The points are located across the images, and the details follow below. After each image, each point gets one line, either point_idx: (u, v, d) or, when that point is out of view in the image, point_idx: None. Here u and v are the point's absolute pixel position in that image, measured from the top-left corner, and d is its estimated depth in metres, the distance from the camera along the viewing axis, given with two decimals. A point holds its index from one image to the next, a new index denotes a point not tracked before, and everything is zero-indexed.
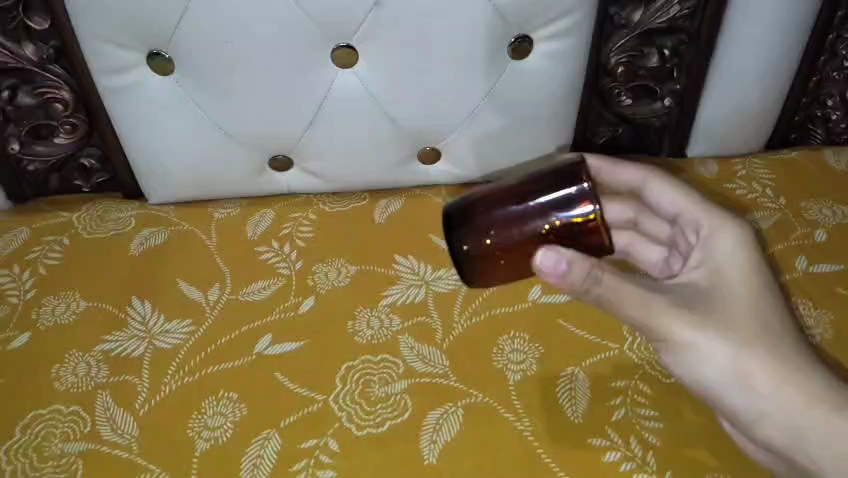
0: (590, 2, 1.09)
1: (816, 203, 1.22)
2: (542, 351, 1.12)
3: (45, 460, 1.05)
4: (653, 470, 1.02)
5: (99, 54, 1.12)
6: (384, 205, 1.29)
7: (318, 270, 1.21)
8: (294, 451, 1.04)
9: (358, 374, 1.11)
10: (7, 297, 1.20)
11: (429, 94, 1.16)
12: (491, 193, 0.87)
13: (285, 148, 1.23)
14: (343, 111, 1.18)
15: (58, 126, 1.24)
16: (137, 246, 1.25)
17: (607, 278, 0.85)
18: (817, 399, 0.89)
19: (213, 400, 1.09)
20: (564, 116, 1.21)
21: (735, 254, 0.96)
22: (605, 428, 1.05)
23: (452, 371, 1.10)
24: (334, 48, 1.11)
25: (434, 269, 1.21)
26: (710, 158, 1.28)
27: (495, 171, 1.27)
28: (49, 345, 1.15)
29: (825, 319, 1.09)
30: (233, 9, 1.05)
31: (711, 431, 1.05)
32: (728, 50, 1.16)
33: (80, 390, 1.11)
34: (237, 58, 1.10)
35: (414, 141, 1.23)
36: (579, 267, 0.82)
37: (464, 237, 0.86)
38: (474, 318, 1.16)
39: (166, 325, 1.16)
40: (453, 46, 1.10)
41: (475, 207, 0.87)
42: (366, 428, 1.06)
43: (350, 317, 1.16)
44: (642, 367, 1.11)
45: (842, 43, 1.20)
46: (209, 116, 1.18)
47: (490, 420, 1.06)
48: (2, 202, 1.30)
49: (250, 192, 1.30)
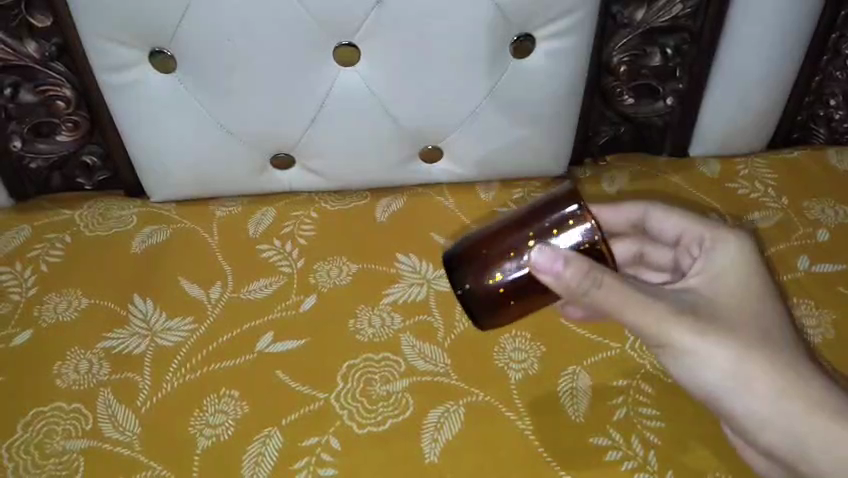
0: (592, 2, 1.09)
1: (818, 203, 1.21)
2: (543, 351, 1.12)
3: (47, 457, 1.05)
4: (654, 469, 1.02)
5: (100, 52, 1.12)
6: (385, 204, 1.28)
7: (319, 268, 1.21)
8: (294, 449, 1.04)
9: (359, 373, 1.11)
10: (9, 295, 1.20)
11: (430, 93, 1.16)
12: (488, 234, 0.87)
13: (286, 146, 1.23)
14: (344, 110, 1.18)
15: (59, 124, 1.24)
16: (139, 244, 1.25)
17: (607, 284, 0.83)
18: (818, 398, 0.89)
19: (214, 398, 1.09)
20: (566, 116, 1.21)
21: (736, 260, 0.95)
22: (605, 427, 1.05)
23: (453, 370, 1.10)
24: (335, 47, 1.11)
25: (435, 268, 1.21)
26: (712, 158, 1.28)
27: (496, 171, 1.27)
28: (50, 342, 1.15)
29: (826, 319, 1.10)
30: (235, 8, 1.05)
31: (712, 430, 1.05)
32: (730, 51, 1.15)
33: (81, 387, 1.11)
34: (239, 56, 1.10)
35: (415, 140, 1.23)
36: (575, 266, 0.81)
37: (469, 279, 0.86)
38: None
39: (167, 323, 1.16)
40: (454, 45, 1.10)
41: (477, 249, 0.86)
42: (367, 427, 1.06)
43: (351, 316, 1.16)
44: (643, 366, 1.11)
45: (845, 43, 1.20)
46: (211, 114, 1.18)
47: (491, 419, 1.06)
48: (3, 197, 1.28)
49: (251, 190, 1.30)
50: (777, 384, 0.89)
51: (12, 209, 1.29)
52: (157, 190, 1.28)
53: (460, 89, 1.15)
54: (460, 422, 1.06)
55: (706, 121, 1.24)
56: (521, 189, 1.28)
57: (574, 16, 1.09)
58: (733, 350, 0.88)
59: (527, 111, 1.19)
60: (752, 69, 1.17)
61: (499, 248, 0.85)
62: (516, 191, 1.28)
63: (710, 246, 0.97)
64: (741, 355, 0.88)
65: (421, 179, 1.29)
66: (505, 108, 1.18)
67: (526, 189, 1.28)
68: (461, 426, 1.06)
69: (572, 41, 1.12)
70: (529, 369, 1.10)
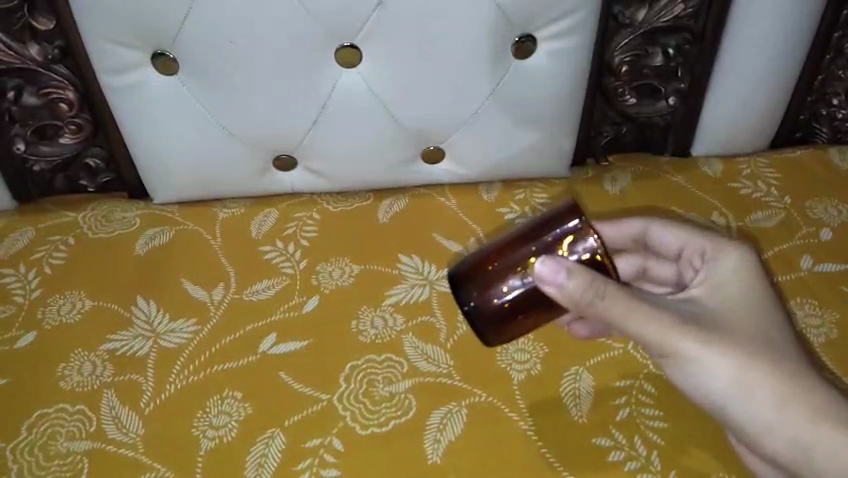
0: (593, 2, 1.09)
1: (820, 202, 1.21)
2: (545, 351, 1.12)
3: (51, 458, 1.06)
4: (657, 470, 1.02)
5: (102, 54, 1.12)
6: (388, 205, 1.28)
7: (321, 269, 1.21)
8: (297, 450, 1.05)
9: (361, 374, 1.11)
10: (13, 296, 1.20)
11: (432, 94, 1.16)
12: (492, 251, 0.87)
13: (288, 148, 1.23)
14: (346, 111, 1.18)
15: (62, 126, 1.24)
16: (142, 246, 1.25)
17: (610, 293, 0.82)
18: (822, 398, 0.89)
19: (217, 399, 1.09)
20: (567, 116, 1.21)
21: (739, 269, 0.95)
22: (607, 427, 1.05)
23: (456, 371, 1.10)
24: (336, 47, 1.11)
25: (438, 269, 1.21)
26: (714, 158, 1.28)
27: (497, 171, 1.27)
28: (54, 344, 1.15)
29: (829, 319, 1.09)
30: (236, 10, 1.06)
31: (715, 430, 1.05)
32: (732, 51, 1.15)
33: (85, 389, 1.11)
34: (239, 57, 1.11)
35: (417, 141, 1.23)
36: (579, 276, 0.80)
37: (474, 294, 0.86)
38: None
39: (170, 324, 1.17)
40: (456, 46, 1.10)
41: (481, 266, 0.87)
42: (370, 428, 1.06)
43: (353, 317, 1.16)
44: (645, 367, 1.11)
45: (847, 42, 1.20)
46: (213, 116, 1.18)
47: (493, 420, 1.06)
48: (7, 201, 1.29)
49: (253, 192, 1.30)
50: (780, 384, 0.89)
51: (14, 211, 1.29)
52: (159, 191, 1.28)
53: (462, 90, 1.15)
54: (462, 422, 1.06)
55: (709, 121, 1.24)
56: (522, 190, 1.28)
57: (576, 16, 1.09)
58: (736, 351, 0.88)
59: (529, 112, 1.19)
60: (754, 69, 1.17)
61: (503, 266, 0.85)
62: (517, 192, 1.28)
63: (712, 257, 0.97)
64: (744, 355, 0.88)
65: (423, 180, 1.29)
66: (507, 109, 1.18)
67: (528, 190, 1.28)
68: (463, 427, 1.06)
69: (573, 41, 1.12)
70: (531, 369, 1.11)
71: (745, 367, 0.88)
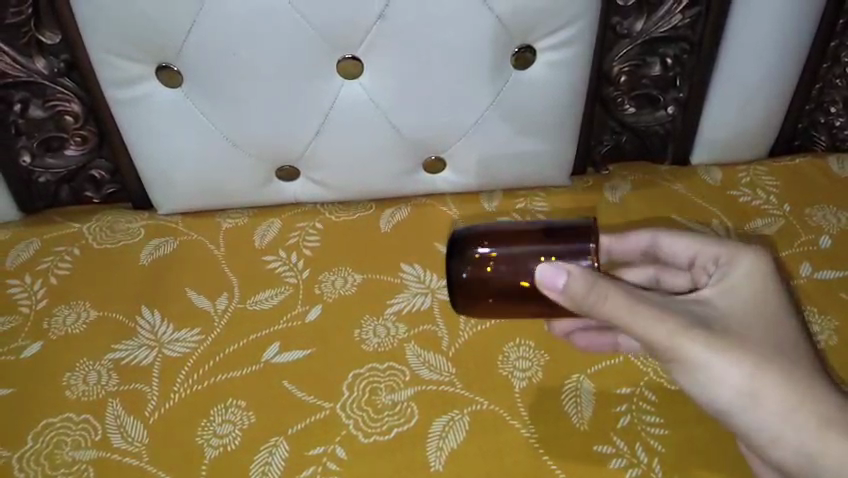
0: (590, 15, 1.17)
1: (819, 209, 1.24)
2: (548, 358, 1.22)
3: (56, 466, 1.12)
4: (645, 464, 1.11)
5: (109, 66, 1.18)
6: (391, 214, 1.40)
7: (325, 278, 1.31)
8: (302, 458, 1.12)
9: (364, 382, 1.20)
10: (18, 306, 1.25)
11: (431, 104, 1.26)
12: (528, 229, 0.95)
13: (292, 157, 1.33)
14: (349, 117, 1.28)
15: (69, 138, 1.29)
16: (147, 255, 1.32)
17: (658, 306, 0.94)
18: (816, 380, 0.97)
19: (221, 408, 1.17)
20: (569, 124, 1.30)
21: (751, 274, 1.02)
22: (609, 434, 1.14)
23: (458, 378, 1.20)
24: (339, 57, 1.21)
25: (439, 277, 1.31)
26: (712, 166, 1.33)
27: (495, 178, 1.38)
28: (63, 353, 1.22)
29: (831, 324, 1.12)
30: (234, 21, 1.14)
31: (710, 430, 1.14)
32: (729, 61, 1.19)
33: (91, 398, 1.18)
34: (245, 68, 1.19)
35: (419, 150, 1.34)
36: (578, 279, 0.87)
37: (460, 265, 0.92)
38: (479, 325, 1.25)
39: (175, 333, 1.24)
40: (470, 62, 1.21)
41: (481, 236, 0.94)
42: (373, 435, 1.14)
43: (358, 326, 1.25)
44: (648, 375, 1.20)
45: (844, 49, 1.23)
46: (215, 125, 1.26)
47: (495, 426, 1.15)
48: (12, 210, 1.34)
49: (259, 201, 1.40)
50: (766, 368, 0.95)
51: (19, 219, 1.35)
52: (163, 200, 1.34)
53: (459, 95, 1.25)
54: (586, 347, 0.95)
55: (709, 120, 1.25)
56: (524, 198, 1.38)
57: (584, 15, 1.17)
58: (723, 337, 0.94)
59: (533, 119, 1.28)
60: (761, 67, 1.19)
61: (500, 240, 0.93)
62: None
63: (726, 265, 1.04)
64: (729, 340, 0.94)
65: (426, 190, 1.41)
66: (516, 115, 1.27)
67: (528, 198, 1.38)
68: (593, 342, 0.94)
69: (572, 46, 1.20)
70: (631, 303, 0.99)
71: (752, 364, 0.95)
